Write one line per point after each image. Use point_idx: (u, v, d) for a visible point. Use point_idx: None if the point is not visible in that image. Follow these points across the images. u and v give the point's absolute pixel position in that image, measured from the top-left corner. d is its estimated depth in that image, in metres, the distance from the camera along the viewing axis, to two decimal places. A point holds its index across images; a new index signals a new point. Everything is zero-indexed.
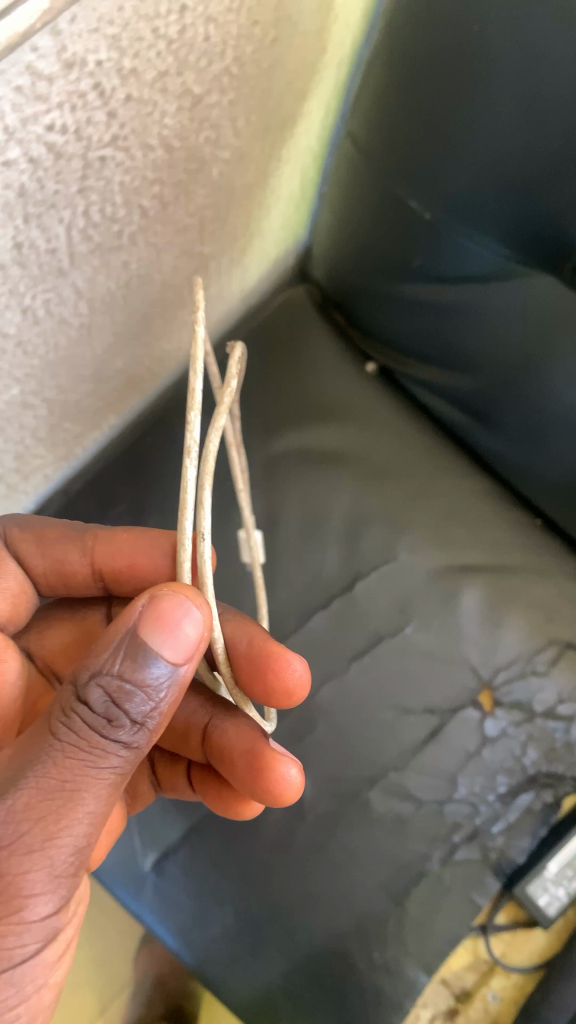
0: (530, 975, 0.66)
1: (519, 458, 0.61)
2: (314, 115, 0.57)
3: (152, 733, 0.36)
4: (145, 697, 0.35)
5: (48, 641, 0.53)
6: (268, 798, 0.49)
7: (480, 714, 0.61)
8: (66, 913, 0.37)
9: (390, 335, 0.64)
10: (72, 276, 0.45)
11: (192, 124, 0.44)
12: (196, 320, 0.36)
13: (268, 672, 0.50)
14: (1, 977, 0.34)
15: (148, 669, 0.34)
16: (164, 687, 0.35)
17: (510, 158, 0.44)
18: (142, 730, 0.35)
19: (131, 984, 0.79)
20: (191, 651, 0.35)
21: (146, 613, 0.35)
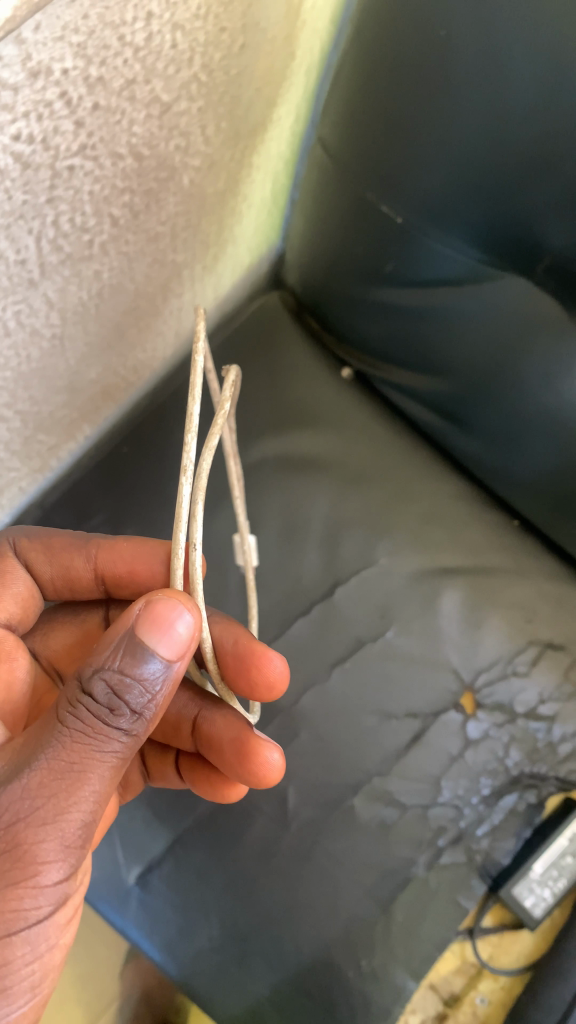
0: (518, 977, 0.66)
1: (495, 460, 0.61)
2: (284, 121, 0.57)
3: (151, 723, 0.37)
4: (144, 690, 0.36)
5: (52, 641, 0.54)
6: (252, 781, 0.50)
7: (462, 717, 0.61)
8: (76, 881, 0.37)
9: (364, 339, 0.65)
10: (43, 286, 0.45)
11: (161, 132, 0.44)
12: (196, 353, 0.39)
13: (253, 668, 0.51)
14: (17, 937, 0.34)
15: (145, 664, 0.36)
16: (162, 680, 0.37)
17: (480, 162, 0.44)
18: (142, 719, 0.36)
19: (117, 999, 0.79)
20: (182, 650, 0.37)
21: (143, 613, 0.36)
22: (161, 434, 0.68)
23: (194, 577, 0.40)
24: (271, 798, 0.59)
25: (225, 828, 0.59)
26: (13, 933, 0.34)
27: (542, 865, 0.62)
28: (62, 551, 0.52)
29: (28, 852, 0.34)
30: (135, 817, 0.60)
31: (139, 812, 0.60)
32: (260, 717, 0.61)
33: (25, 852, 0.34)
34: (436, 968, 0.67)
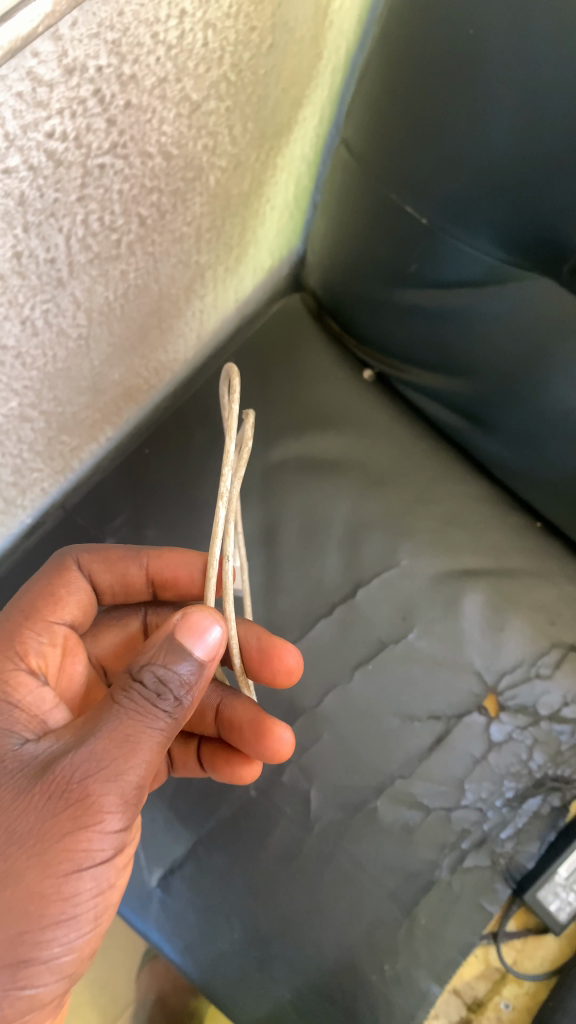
0: (543, 982, 0.66)
1: (518, 461, 0.61)
2: (309, 123, 0.57)
3: (191, 707, 0.42)
4: (184, 679, 0.41)
5: (100, 641, 0.57)
6: (266, 754, 0.54)
7: (485, 720, 0.61)
8: (131, 833, 0.41)
9: (386, 341, 0.65)
10: (71, 286, 0.45)
11: (190, 132, 0.44)
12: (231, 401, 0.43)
13: (274, 657, 0.54)
14: (84, 876, 0.38)
15: (184, 659, 0.41)
16: (198, 674, 0.41)
17: (506, 161, 0.44)
18: (183, 705, 0.41)
19: (134, 1003, 0.78)
20: (213, 653, 0.41)
21: (180, 621, 0.41)
22: (182, 436, 0.68)
23: (226, 586, 0.43)
24: (293, 800, 0.59)
25: (248, 830, 0.59)
26: (83, 872, 0.38)
27: (567, 868, 0.63)
28: (117, 558, 0.54)
29: (94, 802, 0.38)
30: (157, 819, 0.60)
31: (160, 814, 0.60)
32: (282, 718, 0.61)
33: (93, 803, 0.38)
34: (459, 974, 0.66)
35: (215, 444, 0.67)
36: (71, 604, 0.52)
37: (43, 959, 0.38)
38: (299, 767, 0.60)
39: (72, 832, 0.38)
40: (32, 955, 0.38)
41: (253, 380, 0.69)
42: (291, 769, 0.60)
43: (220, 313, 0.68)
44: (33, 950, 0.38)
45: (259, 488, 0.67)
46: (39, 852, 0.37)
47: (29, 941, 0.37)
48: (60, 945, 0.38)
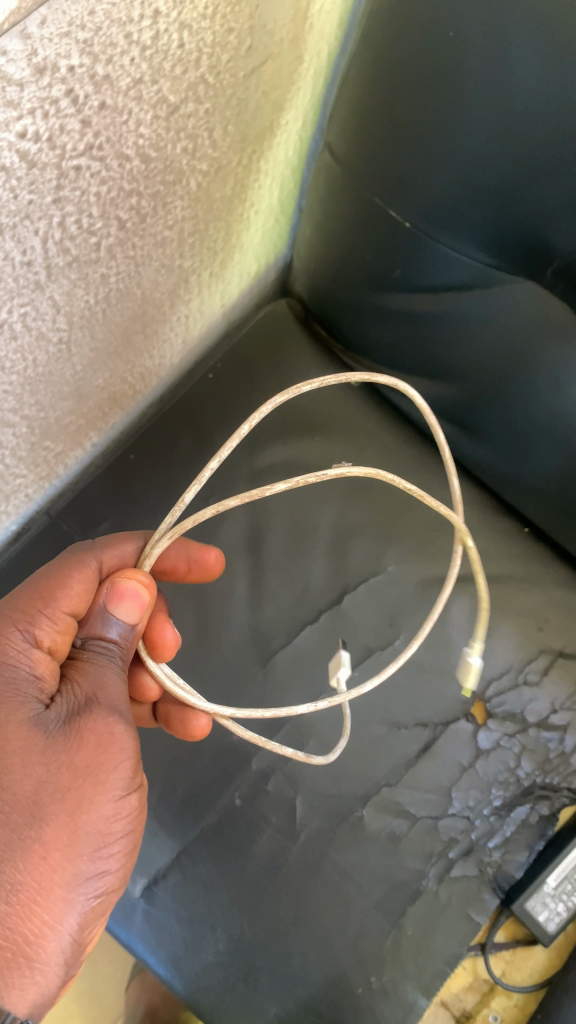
0: (532, 994, 0.65)
1: (505, 466, 0.61)
2: (292, 125, 0.57)
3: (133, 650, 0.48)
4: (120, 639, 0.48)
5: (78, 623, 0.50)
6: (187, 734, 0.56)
7: (472, 727, 0.61)
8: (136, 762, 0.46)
9: (373, 345, 0.64)
10: (50, 289, 0.45)
11: (169, 134, 0.44)
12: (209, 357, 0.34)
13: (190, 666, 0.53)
14: (129, 800, 0.43)
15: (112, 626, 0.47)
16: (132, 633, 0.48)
17: (487, 165, 0.44)
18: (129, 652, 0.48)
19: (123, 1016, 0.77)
20: (142, 615, 0.47)
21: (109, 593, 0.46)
22: (169, 443, 0.68)
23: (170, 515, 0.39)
24: (278, 809, 0.59)
25: (232, 839, 0.58)
26: (128, 796, 0.43)
27: (556, 876, 0.61)
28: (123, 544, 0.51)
29: (119, 737, 0.43)
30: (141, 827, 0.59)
31: (146, 823, 0.59)
32: (267, 726, 0.61)
33: (117, 739, 0.43)
34: (447, 985, 0.66)
35: (200, 450, 0.67)
36: (83, 592, 0.47)
37: (109, 877, 0.42)
38: (284, 774, 0.59)
39: (109, 764, 0.42)
40: (101, 878, 0.41)
41: (240, 387, 0.69)
42: (276, 777, 0.59)
43: (206, 318, 0.67)
44: (99, 870, 0.41)
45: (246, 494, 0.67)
46: (94, 785, 0.41)
47: (95, 862, 0.41)
48: (117, 864, 0.42)
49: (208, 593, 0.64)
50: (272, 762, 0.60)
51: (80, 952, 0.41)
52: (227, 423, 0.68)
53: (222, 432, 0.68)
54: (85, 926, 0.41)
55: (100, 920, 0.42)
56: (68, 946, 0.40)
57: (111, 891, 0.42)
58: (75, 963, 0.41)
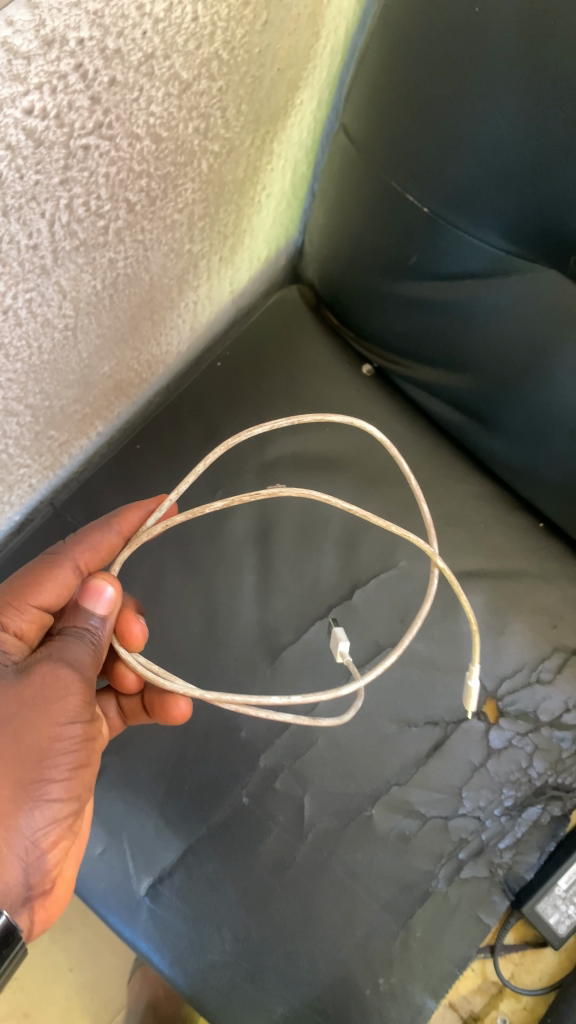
0: (542, 997, 0.64)
1: (522, 461, 0.59)
2: (307, 106, 0.55)
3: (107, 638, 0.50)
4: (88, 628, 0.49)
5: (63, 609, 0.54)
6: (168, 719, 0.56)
7: (484, 725, 0.60)
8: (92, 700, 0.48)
9: (386, 334, 0.63)
10: (57, 274, 0.43)
11: (180, 113, 0.42)
12: None
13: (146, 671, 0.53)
14: (75, 725, 0.45)
15: (86, 617, 0.49)
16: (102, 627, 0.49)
17: (509, 150, 0.42)
18: (100, 635, 0.49)
19: (125, 1008, 0.77)
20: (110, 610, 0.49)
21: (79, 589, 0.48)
22: (176, 433, 0.67)
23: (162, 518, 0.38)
24: (286, 808, 0.57)
25: (238, 838, 0.57)
26: (78, 724, 0.45)
27: (567, 881, 0.61)
28: (98, 542, 0.54)
29: (66, 677, 0.46)
30: (147, 824, 0.58)
31: (151, 820, 0.58)
32: (274, 724, 0.59)
33: (64, 677, 0.46)
34: (456, 987, 0.65)
35: (208, 442, 0.66)
36: (54, 591, 0.52)
37: (62, 793, 0.45)
38: (292, 772, 0.58)
39: (56, 697, 0.45)
40: (49, 794, 0.44)
41: (248, 377, 0.68)
42: (284, 775, 0.58)
43: (215, 304, 0.66)
44: (50, 786, 0.44)
45: (254, 484, 0.65)
46: (39, 711, 0.44)
47: (46, 777, 0.44)
48: (70, 783, 0.45)
49: (215, 586, 0.63)
50: (280, 759, 0.58)
51: (40, 857, 0.44)
52: (235, 413, 0.67)
53: (230, 422, 0.67)
54: (42, 833, 0.44)
55: (61, 834, 0.45)
56: (23, 848, 0.43)
57: (67, 808, 0.45)
58: (33, 866, 0.44)
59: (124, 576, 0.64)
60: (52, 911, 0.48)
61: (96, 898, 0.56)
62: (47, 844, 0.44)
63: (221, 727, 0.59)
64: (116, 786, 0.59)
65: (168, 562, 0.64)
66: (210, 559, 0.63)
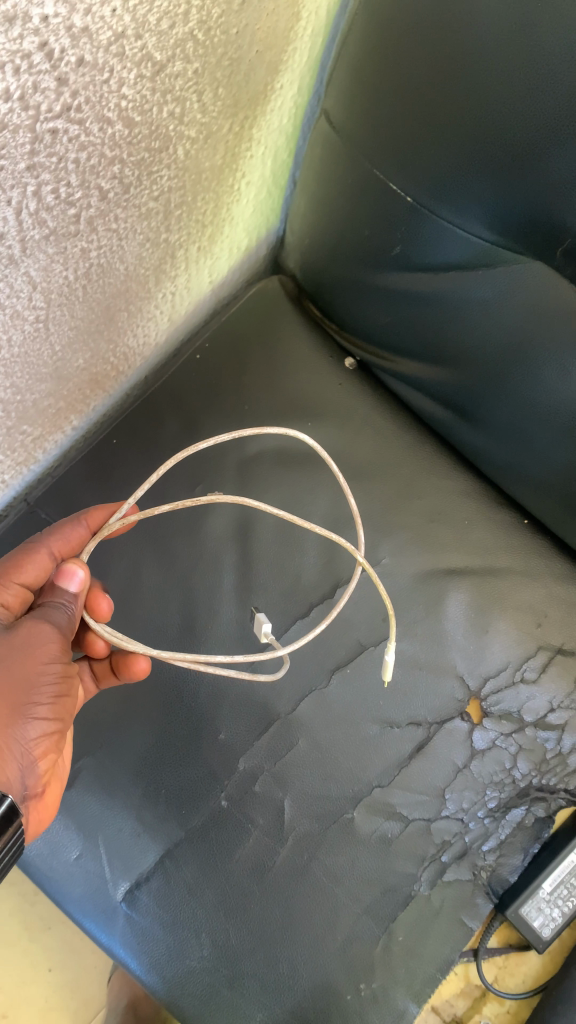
0: (525, 1000, 0.64)
1: (506, 457, 0.58)
2: (287, 91, 0.53)
3: (81, 609, 0.51)
4: (64, 596, 0.50)
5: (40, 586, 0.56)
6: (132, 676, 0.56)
7: (468, 725, 0.59)
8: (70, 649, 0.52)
9: (369, 326, 0.61)
10: (25, 264, 0.41)
11: (154, 96, 0.40)
12: None
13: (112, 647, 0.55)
14: (58, 660, 0.49)
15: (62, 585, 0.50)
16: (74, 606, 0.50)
17: (494, 138, 0.41)
18: (75, 607, 0.50)
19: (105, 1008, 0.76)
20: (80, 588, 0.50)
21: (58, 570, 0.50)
22: (154, 426, 0.66)
23: None
24: (266, 811, 0.56)
25: (218, 841, 0.56)
26: (61, 655, 0.49)
27: (551, 882, 0.60)
28: (68, 533, 0.55)
29: (44, 620, 0.49)
30: (123, 828, 0.56)
31: (128, 824, 0.57)
32: (255, 725, 0.58)
33: (44, 621, 0.49)
34: (439, 991, 0.65)
35: (187, 437, 0.65)
36: (34, 570, 0.54)
37: (52, 712, 0.48)
38: (272, 775, 0.57)
39: (35, 637, 0.48)
40: (37, 710, 0.47)
41: (228, 370, 0.67)
42: (264, 778, 0.57)
43: (193, 295, 0.64)
44: (40, 705, 0.47)
45: (234, 480, 0.64)
46: (24, 646, 0.47)
47: (38, 697, 0.47)
48: (58, 705, 0.48)
49: (194, 584, 0.61)
50: (260, 761, 0.57)
51: (38, 767, 0.47)
52: (214, 407, 0.66)
53: (210, 417, 0.66)
54: (35, 742, 0.47)
55: (55, 747, 0.48)
56: (21, 756, 0.46)
57: (56, 724, 0.48)
58: (30, 774, 0.47)
59: (101, 575, 0.62)
60: (43, 822, 0.51)
61: (71, 902, 0.55)
62: (43, 755, 0.47)
63: (200, 729, 0.58)
64: (90, 790, 0.57)
65: (146, 561, 0.62)
66: (189, 555, 0.62)
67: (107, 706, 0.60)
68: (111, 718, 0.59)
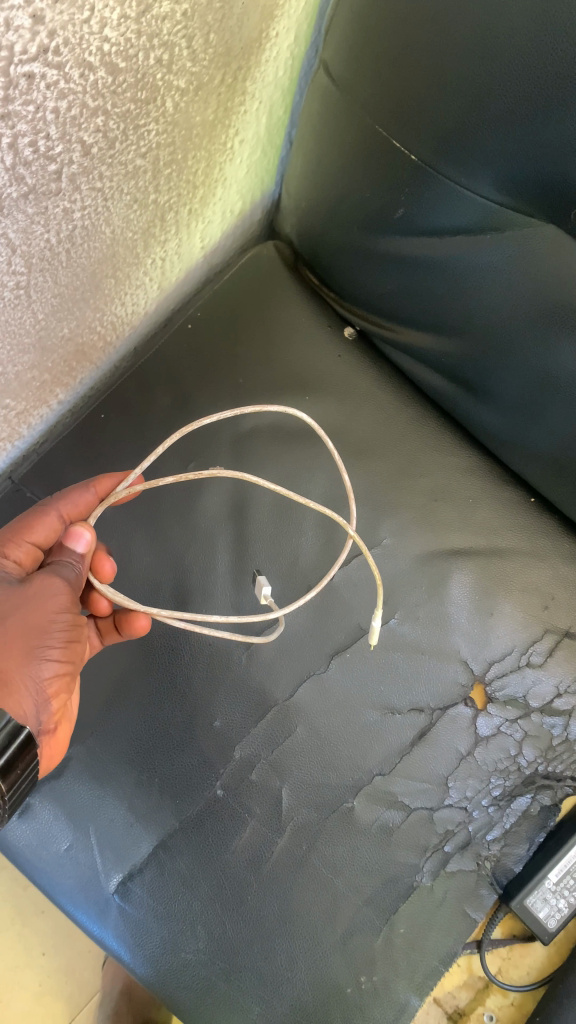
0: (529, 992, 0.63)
1: (513, 431, 0.55)
2: (283, 41, 0.50)
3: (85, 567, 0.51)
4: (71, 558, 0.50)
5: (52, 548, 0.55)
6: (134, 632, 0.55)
7: (472, 711, 0.57)
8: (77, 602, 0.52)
9: (369, 295, 0.58)
10: (3, 224, 0.38)
11: (140, 40, 0.37)
12: None
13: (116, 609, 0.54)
14: (68, 608, 0.49)
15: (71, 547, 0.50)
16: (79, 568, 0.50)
17: (507, 82, 0.37)
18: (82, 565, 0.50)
19: (99, 993, 0.74)
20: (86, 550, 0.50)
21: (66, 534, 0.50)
22: (144, 400, 0.63)
23: None
24: (263, 800, 0.54)
25: (214, 832, 0.54)
26: (70, 604, 0.49)
27: (557, 873, 0.59)
28: (77, 497, 0.53)
29: (53, 573, 0.50)
30: (116, 817, 0.54)
31: (120, 814, 0.54)
32: (251, 711, 0.56)
33: (53, 576, 0.49)
34: (441, 983, 0.64)
35: (179, 412, 0.62)
36: (44, 531, 0.52)
37: (64, 656, 0.48)
38: (269, 763, 0.55)
39: (45, 587, 0.49)
40: (51, 654, 0.47)
41: (222, 341, 0.64)
42: (261, 766, 0.55)
43: (184, 261, 0.61)
44: (54, 650, 0.48)
45: (227, 458, 0.61)
46: (34, 596, 0.48)
47: (50, 639, 0.48)
48: (70, 649, 0.49)
49: (187, 566, 0.59)
50: (256, 749, 0.55)
51: (52, 706, 0.47)
52: (208, 379, 0.63)
53: (202, 390, 0.63)
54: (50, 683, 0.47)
55: (67, 687, 0.48)
56: (38, 693, 0.46)
57: (68, 667, 0.48)
58: (48, 713, 0.47)
59: None
60: (55, 759, 0.51)
61: (62, 895, 0.53)
62: (56, 695, 0.47)
63: (193, 717, 0.56)
64: (80, 778, 0.55)
65: (137, 541, 0.60)
66: (182, 536, 0.59)
67: (96, 692, 0.57)
68: (99, 704, 0.57)
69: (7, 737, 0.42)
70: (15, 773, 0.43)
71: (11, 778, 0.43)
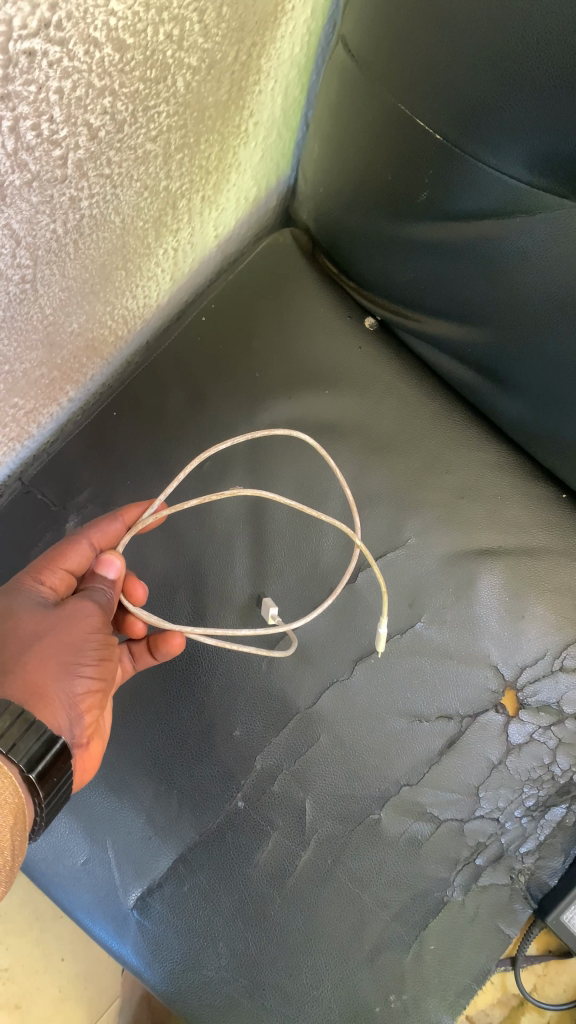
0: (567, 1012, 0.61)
1: (544, 425, 0.53)
2: (300, 15, 0.47)
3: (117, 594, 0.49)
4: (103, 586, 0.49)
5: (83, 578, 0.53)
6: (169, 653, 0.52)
7: (503, 718, 0.55)
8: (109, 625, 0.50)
9: (392, 284, 0.56)
10: (6, 214, 0.36)
11: (148, 14, 0.34)
12: None
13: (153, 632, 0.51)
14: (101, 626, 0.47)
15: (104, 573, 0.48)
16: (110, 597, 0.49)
17: (542, 52, 0.35)
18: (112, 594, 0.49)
19: (119, 998, 0.71)
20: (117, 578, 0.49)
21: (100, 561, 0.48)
22: (157, 395, 0.60)
23: None
24: (286, 813, 0.52)
25: (235, 847, 0.52)
26: (101, 624, 0.48)
27: None
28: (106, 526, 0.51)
29: (86, 595, 0.48)
30: (133, 830, 0.52)
31: (138, 827, 0.53)
32: (272, 720, 0.54)
33: (85, 599, 0.48)
34: (474, 1001, 0.62)
35: (193, 408, 0.60)
36: (77, 559, 0.50)
37: (96, 669, 0.46)
38: (291, 774, 0.53)
39: (76, 607, 0.47)
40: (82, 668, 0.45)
41: (236, 333, 0.61)
42: (283, 777, 0.53)
43: (197, 251, 0.59)
44: (86, 663, 0.46)
45: (243, 457, 0.59)
46: (65, 615, 0.46)
47: (82, 656, 0.46)
48: (102, 664, 0.47)
49: (205, 569, 0.57)
50: (278, 760, 0.53)
51: (83, 720, 0.45)
52: (223, 375, 0.61)
53: (216, 386, 0.60)
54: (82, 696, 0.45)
55: (98, 702, 0.46)
56: (70, 707, 0.44)
57: (99, 681, 0.46)
58: (80, 729, 0.45)
59: None
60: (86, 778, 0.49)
61: (79, 907, 0.51)
62: (88, 708, 0.45)
63: (212, 727, 0.54)
64: (97, 790, 0.53)
65: (152, 544, 0.58)
66: (199, 538, 0.57)
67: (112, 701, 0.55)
68: (114, 712, 0.55)
69: (45, 743, 0.40)
70: (50, 781, 0.41)
71: (47, 787, 0.40)
